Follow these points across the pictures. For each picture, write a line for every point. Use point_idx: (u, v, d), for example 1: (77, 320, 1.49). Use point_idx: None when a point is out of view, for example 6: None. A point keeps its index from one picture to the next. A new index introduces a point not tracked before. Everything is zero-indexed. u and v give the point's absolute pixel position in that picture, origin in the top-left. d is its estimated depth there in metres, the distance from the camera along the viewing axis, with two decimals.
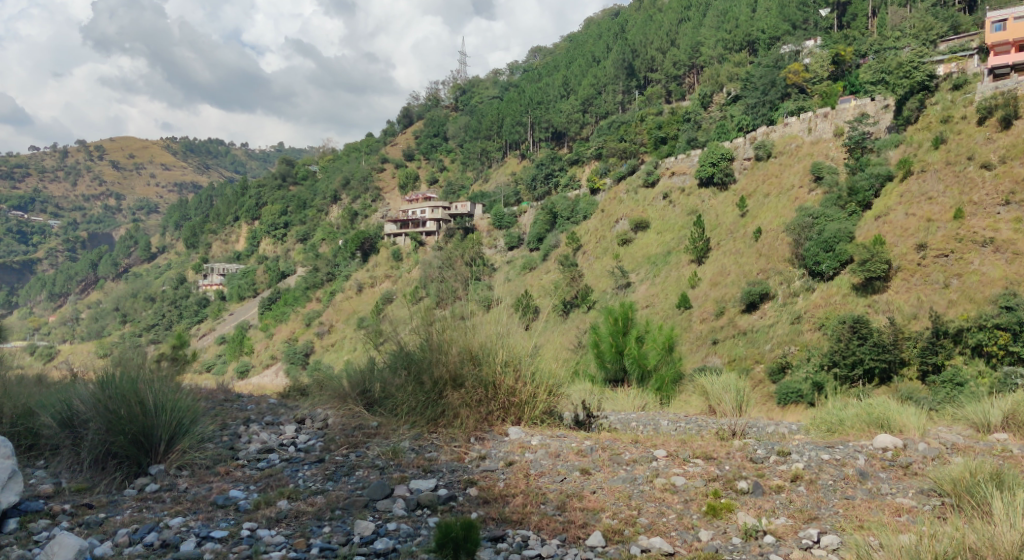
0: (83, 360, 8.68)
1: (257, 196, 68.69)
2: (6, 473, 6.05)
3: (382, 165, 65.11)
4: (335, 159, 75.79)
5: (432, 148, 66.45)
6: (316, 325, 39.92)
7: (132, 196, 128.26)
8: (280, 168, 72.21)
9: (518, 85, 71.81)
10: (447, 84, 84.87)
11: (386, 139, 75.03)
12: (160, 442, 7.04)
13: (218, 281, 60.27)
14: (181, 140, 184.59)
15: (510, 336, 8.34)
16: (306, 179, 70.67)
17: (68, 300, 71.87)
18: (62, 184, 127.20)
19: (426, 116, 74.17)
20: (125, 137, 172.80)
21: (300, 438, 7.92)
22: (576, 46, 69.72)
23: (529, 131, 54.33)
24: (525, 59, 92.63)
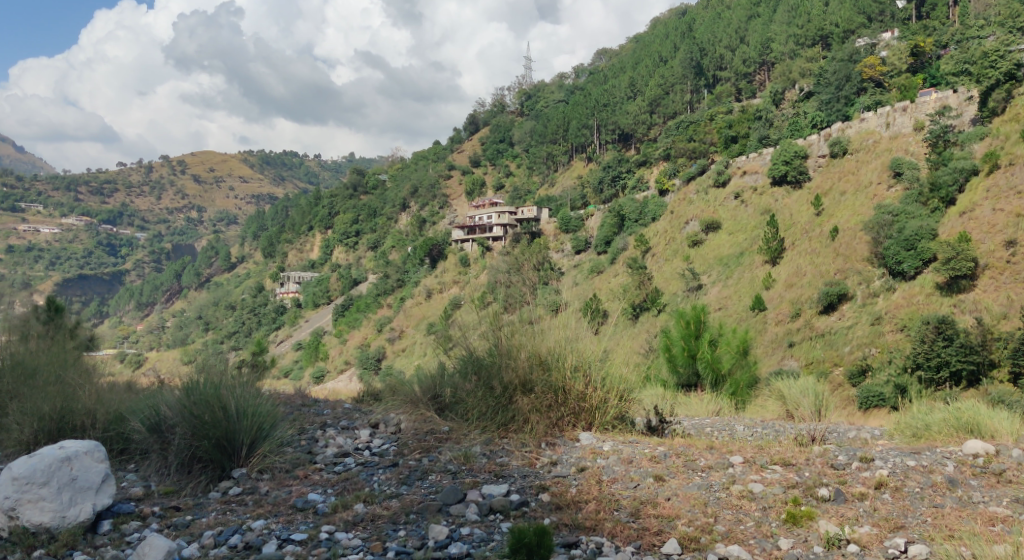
0: (170, 368, 9.03)
1: (330, 206, 70.36)
2: (101, 476, 6.26)
3: (449, 173, 65.86)
4: (404, 167, 76.95)
5: (498, 154, 66.80)
6: (388, 330, 40.64)
7: (212, 208, 133.35)
8: (351, 178, 73.89)
9: (584, 87, 71.52)
10: (513, 90, 85.20)
11: (453, 147, 75.77)
12: (242, 447, 7.25)
13: (295, 289, 61.92)
14: (257, 154, 190.82)
15: (580, 341, 8.28)
16: (376, 188, 71.99)
17: (156, 309, 75.25)
18: (148, 199, 133.12)
19: (493, 122, 74.60)
20: (204, 153, 179.63)
21: (374, 442, 8.04)
22: (643, 47, 69.04)
23: (595, 133, 54.12)
24: (590, 62, 92.21)
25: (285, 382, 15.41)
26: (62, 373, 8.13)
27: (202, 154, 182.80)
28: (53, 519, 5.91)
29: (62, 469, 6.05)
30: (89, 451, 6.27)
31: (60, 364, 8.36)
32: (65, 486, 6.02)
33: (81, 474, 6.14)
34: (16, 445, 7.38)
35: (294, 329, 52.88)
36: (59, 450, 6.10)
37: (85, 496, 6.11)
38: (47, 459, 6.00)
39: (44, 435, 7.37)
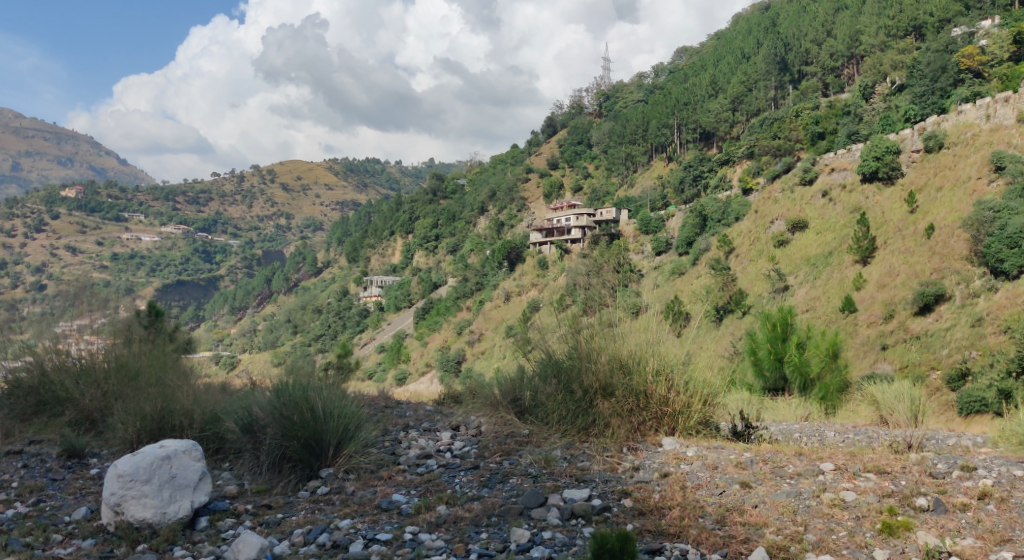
0: (261, 369, 9.34)
1: (411, 211, 71.64)
2: (198, 474, 6.47)
3: (527, 176, 65.98)
4: (482, 171, 77.48)
5: (576, 156, 66.47)
6: (468, 333, 41.09)
7: (300, 215, 137.63)
8: (431, 184, 75.01)
9: (664, 87, 70.32)
10: (591, 91, 84.77)
11: (531, 150, 75.97)
12: (329, 447, 7.43)
13: (377, 293, 63.25)
14: (340, 161, 195.95)
15: (662, 344, 8.13)
16: (455, 193, 72.74)
17: (247, 313, 78.38)
18: (239, 208, 138.74)
19: (571, 124, 74.43)
20: (290, 162, 185.83)
21: (456, 444, 8.12)
22: (725, 44, 67.57)
23: (675, 132, 53.38)
24: (670, 61, 90.82)
25: (373, 384, 15.77)
26: (163, 375, 8.51)
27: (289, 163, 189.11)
28: (155, 515, 6.16)
29: (162, 467, 6.29)
30: (187, 450, 6.47)
31: (161, 366, 8.77)
32: (165, 484, 6.26)
33: (179, 471, 6.35)
34: (122, 443, 7.79)
35: (376, 332, 54.06)
36: (160, 449, 6.34)
37: (184, 493, 6.33)
38: (148, 458, 6.23)
39: (147, 434, 7.74)
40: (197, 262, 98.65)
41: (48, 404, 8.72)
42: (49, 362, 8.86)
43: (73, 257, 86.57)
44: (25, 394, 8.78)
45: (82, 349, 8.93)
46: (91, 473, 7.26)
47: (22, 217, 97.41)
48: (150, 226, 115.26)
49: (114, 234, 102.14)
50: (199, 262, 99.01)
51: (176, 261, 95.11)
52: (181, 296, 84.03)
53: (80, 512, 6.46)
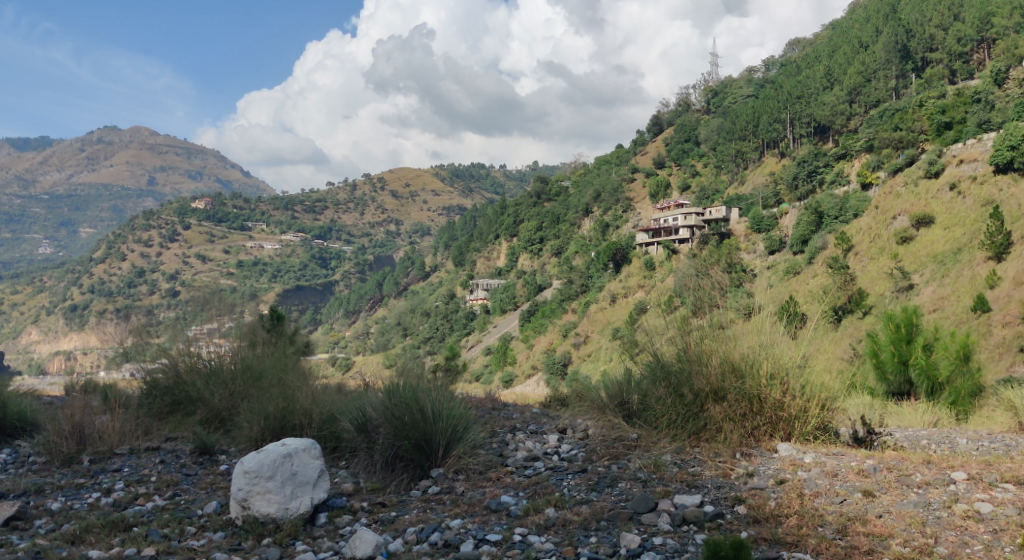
0: (373, 372, 9.65)
1: (516, 214, 72.14)
2: (317, 472, 6.73)
3: (632, 176, 65.19)
4: (586, 172, 77.02)
5: (683, 154, 65.06)
6: (574, 335, 41.04)
7: (408, 221, 141.01)
8: (535, 187, 75.43)
9: (775, 80, 67.78)
10: (699, 88, 82.87)
11: (637, 150, 75.15)
12: (439, 448, 7.57)
13: (482, 295, 63.97)
14: (446, 168, 199.60)
15: (776, 346, 7.83)
16: (559, 195, 72.65)
17: (360, 316, 81.20)
18: (352, 216, 143.99)
19: (677, 122, 73.03)
20: (398, 170, 190.86)
21: (563, 447, 8.09)
22: (841, 33, 64.59)
23: (788, 127, 51.80)
24: (782, 53, 87.52)
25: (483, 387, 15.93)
26: (284, 377, 8.91)
27: (397, 171, 194.27)
28: (278, 510, 6.45)
29: (285, 465, 6.57)
30: (306, 448, 6.73)
31: (282, 368, 9.20)
32: (287, 480, 6.54)
33: (300, 469, 6.62)
34: (247, 441, 8.22)
35: (483, 335, 54.79)
36: (282, 447, 6.62)
37: (305, 490, 6.60)
38: (272, 456, 6.54)
39: (270, 432, 8.12)
40: (313, 268, 103.04)
41: (182, 403, 9.30)
42: (182, 363, 9.44)
43: (202, 265, 92.45)
44: (161, 394, 9.39)
45: (212, 352, 9.48)
46: (220, 469, 7.68)
47: (156, 228, 104.85)
48: (271, 234, 121.58)
49: (238, 242, 108.42)
50: (315, 268, 103.36)
51: (294, 266, 99.72)
52: (299, 301, 88.12)
53: (211, 506, 6.83)
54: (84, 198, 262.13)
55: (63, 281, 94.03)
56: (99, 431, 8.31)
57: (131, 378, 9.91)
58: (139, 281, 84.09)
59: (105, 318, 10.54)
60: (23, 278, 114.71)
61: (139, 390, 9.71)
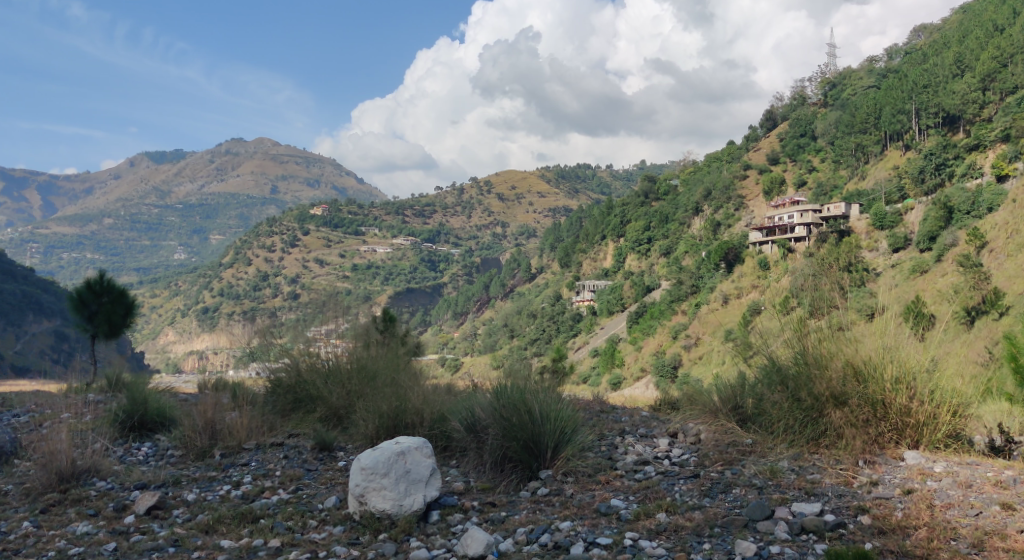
0: (482, 372, 9.80)
1: (623, 214, 71.40)
2: (429, 470, 6.88)
3: (744, 173, 63.19)
4: (695, 171, 75.24)
5: (799, 149, 62.53)
6: (684, 337, 40.28)
7: (514, 223, 141.90)
8: (643, 186, 74.46)
9: (899, 69, 64.20)
10: (815, 81, 79.52)
11: (749, 146, 73.05)
12: (547, 449, 7.55)
13: (590, 297, 63.78)
14: (552, 171, 200.03)
15: (902, 349, 7.37)
16: (668, 194, 71.28)
17: (468, 318, 82.66)
18: (460, 220, 146.81)
19: (792, 116, 70.37)
20: (505, 173, 192.71)
21: (674, 451, 7.93)
22: (973, 16, 60.49)
23: (913, 118, 49.20)
24: (907, 41, 82.71)
25: (592, 391, 15.85)
26: (398, 376, 9.17)
27: (503, 175, 196.37)
28: (393, 507, 6.62)
29: (398, 462, 6.75)
30: (419, 446, 6.90)
31: (395, 368, 9.46)
32: (401, 478, 6.71)
33: (413, 467, 6.79)
34: (364, 439, 8.51)
35: (590, 337, 54.59)
36: (395, 445, 6.81)
37: (417, 487, 6.75)
38: (386, 453, 6.74)
39: (384, 430, 8.38)
40: (423, 270, 105.68)
41: (303, 401, 9.70)
42: (303, 363, 9.87)
43: (320, 269, 96.70)
44: (284, 392, 9.85)
45: (330, 352, 9.85)
46: (339, 465, 7.98)
47: (278, 235, 110.47)
48: (383, 238, 125.77)
49: (353, 247, 112.75)
50: (424, 271, 106.00)
51: (405, 270, 102.63)
52: (409, 303, 90.64)
53: (331, 501, 7.09)
54: (213, 207, 280.27)
55: (196, 285, 101.03)
56: (229, 427, 8.79)
57: (257, 376, 10.44)
58: (263, 285, 89.00)
59: (233, 319, 11.16)
60: (162, 282, 124.21)
61: (264, 388, 10.22)
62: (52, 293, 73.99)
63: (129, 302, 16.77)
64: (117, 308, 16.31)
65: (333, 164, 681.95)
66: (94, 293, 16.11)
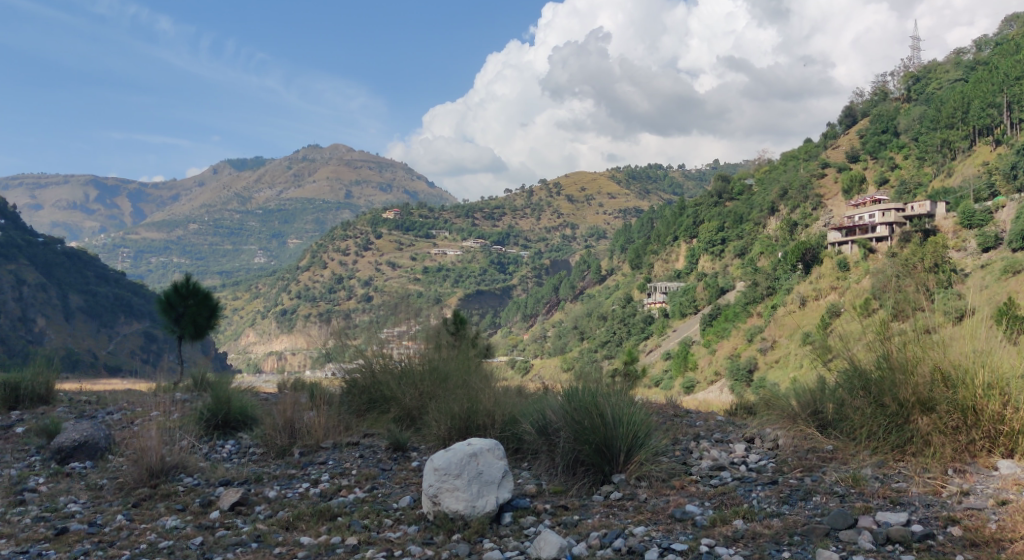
0: (552, 375, 9.78)
1: (695, 215, 70.23)
2: (501, 472, 6.90)
3: (822, 172, 61.32)
4: (771, 170, 73.38)
5: (880, 146, 60.30)
6: (759, 340, 39.38)
7: (584, 225, 141.05)
8: (716, 186, 73.05)
9: (989, 61, 61.23)
10: (898, 75, 76.47)
11: (828, 144, 70.85)
12: (620, 453, 7.45)
13: (661, 298, 62.99)
14: (623, 172, 198.12)
15: (995, 354, 6.97)
16: (742, 193, 69.67)
17: (538, 320, 82.80)
18: (529, 221, 147.02)
19: (873, 112, 67.90)
20: (574, 175, 191.88)
21: (752, 457, 7.75)
22: None
23: (1005, 112, 46.90)
24: (998, 31, 78.68)
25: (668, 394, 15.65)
26: (469, 378, 9.23)
27: (571, 176, 195.57)
28: (466, 507, 6.65)
29: (471, 464, 6.76)
30: (490, 448, 6.92)
31: (466, 370, 9.53)
32: (474, 479, 6.73)
33: (485, 468, 6.81)
34: (436, 440, 8.60)
35: (662, 340, 53.94)
36: (468, 446, 6.85)
37: (490, 489, 6.78)
38: (459, 454, 6.77)
39: (456, 432, 8.44)
40: (493, 272, 106.28)
41: (377, 402, 9.86)
42: (376, 364, 10.03)
43: (392, 271, 98.40)
44: (359, 392, 10.03)
45: (402, 353, 9.97)
46: (412, 465, 8.08)
47: (351, 240, 112.90)
48: (454, 241, 127.09)
49: (424, 250, 114.32)
50: (494, 273, 106.58)
51: (475, 273, 103.50)
52: (479, 305, 91.35)
53: (405, 501, 7.19)
54: (290, 212, 288.65)
55: (274, 288, 104.25)
56: (308, 425, 9.00)
57: (333, 377, 10.65)
58: (337, 287, 91.14)
59: (311, 321, 11.44)
60: (243, 284, 128.91)
61: (339, 388, 10.42)
62: (142, 296, 77.71)
63: (213, 304, 17.39)
64: (201, 310, 16.94)
65: (402, 168, 691.69)
66: (180, 296, 16.75)
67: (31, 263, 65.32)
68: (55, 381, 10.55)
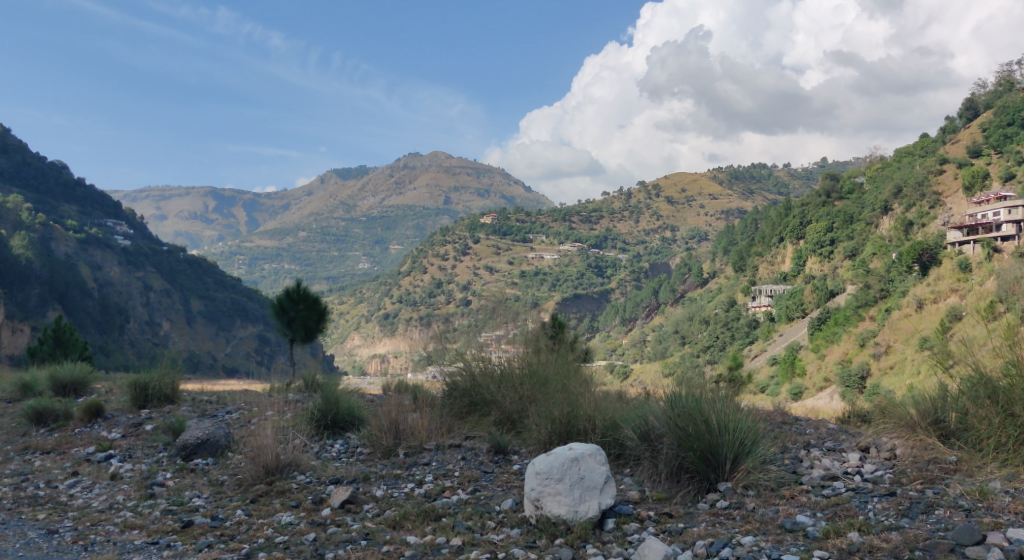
0: (653, 380, 9.63)
1: (801, 215, 67.73)
2: (603, 477, 6.82)
3: (941, 167, 57.85)
4: (884, 167, 69.80)
5: (1005, 140, 56.39)
6: (872, 345, 37.68)
7: (684, 226, 138.09)
8: (824, 184, 70.10)
9: None
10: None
11: (947, 139, 66.78)
12: (726, 461, 7.25)
13: (766, 302, 61.27)
14: (725, 171, 192.75)
15: None
16: (853, 192, 66.46)
17: (637, 324, 82.03)
18: (627, 224, 145.55)
19: (998, 103, 63.45)
20: (675, 176, 188.09)
21: (866, 467, 7.39)
22: None
23: None
24: None
25: (780, 403, 15.09)
26: (568, 383, 9.18)
27: (671, 177, 191.81)
28: (568, 512, 6.64)
29: (573, 468, 6.75)
30: (592, 453, 6.86)
31: (566, 374, 9.49)
32: (576, 484, 6.71)
33: (587, 473, 6.76)
34: (537, 443, 8.63)
35: (769, 345, 52.34)
36: (570, 451, 6.84)
37: (592, 494, 6.72)
38: (561, 458, 6.77)
39: (558, 436, 8.45)
40: (590, 276, 105.65)
41: (478, 404, 9.98)
42: (476, 367, 10.11)
43: (490, 276, 99.54)
44: (461, 395, 10.18)
45: (501, 356, 10.02)
46: (514, 468, 8.14)
47: (451, 246, 114.96)
48: (551, 245, 127.32)
49: (521, 254, 114.98)
50: (592, 277, 106.06)
51: (573, 277, 103.35)
52: (577, 309, 90.97)
53: (508, 503, 7.22)
54: (392, 219, 296.75)
55: (378, 293, 107.61)
56: (411, 427, 9.20)
57: (434, 379, 10.83)
58: (437, 292, 93.09)
59: (412, 324, 11.68)
60: (349, 290, 133.46)
61: (441, 390, 10.59)
62: (257, 300, 81.79)
63: (322, 308, 17.95)
64: (312, 314, 17.56)
65: (496, 172, 697.50)
66: (292, 301, 17.46)
67: (157, 270, 69.94)
68: (180, 382, 11.17)
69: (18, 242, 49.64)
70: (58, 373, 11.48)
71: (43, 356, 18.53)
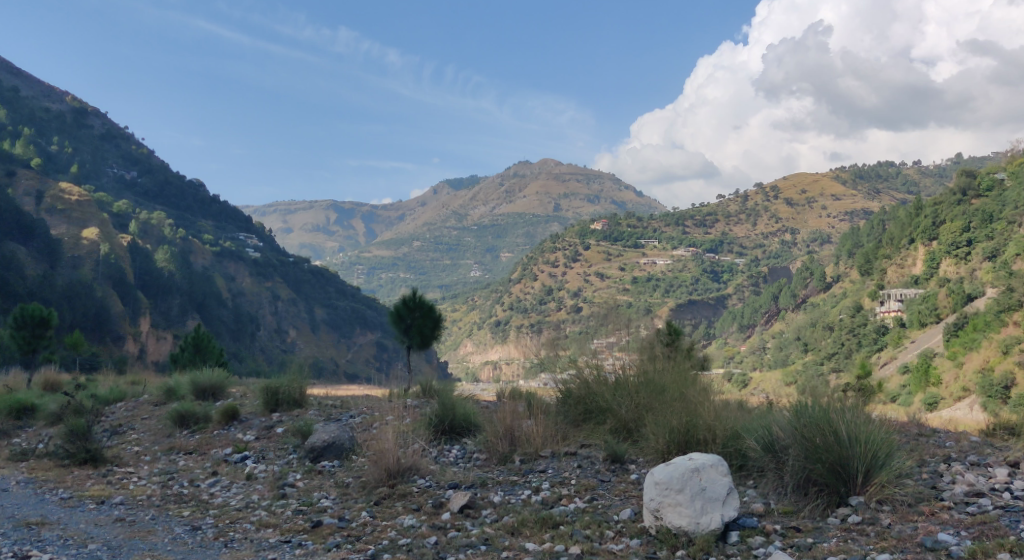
0: (775, 388, 9.30)
1: (934, 214, 63.70)
2: (726, 489, 6.59)
3: None
4: None
5: None
6: (1018, 352, 35.05)
7: (803, 228, 132.49)
8: (959, 181, 65.60)
9: None
10: None
11: None
12: (857, 474, 6.89)
13: (896, 307, 58.08)
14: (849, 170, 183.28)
15: None
16: (992, 189, 61.89)
17: (756, 332, 80.24)
18: (743, 227, 141.45)
19: None
20: (794, 175, 180.84)
21: (1016, 483, 6.86)
22: None
23: None
24: None
25: (924, 414, 14.17)
26: (685, 390, 8.96)
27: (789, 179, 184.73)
28: (690, 524, 6.46)
29: (693, 479, 6.55)
30: (714, 464, 6.64)
31: (683, 382, 9.25)
32: (697, 495, 6.51)
33: (709, 485, 6.54)
34: (655, 453, 8.45)
35: (898, 352, 49.69)
36: (690, 461, 6.64)
37: (715, 506, 6.51)
38: (680, 469, 6.59)
39: (676, 446, 8.24)
40: (705, 281, 103.24)
41: (593, 412, 9.94)
42: (589, 374, 10.06)
43: (601, 282, 99.05)
44: (575, 402, 10.16)
45: (614, 364, 9.90)
46: (631, 477, 8.03)
47: (561, 253, 115.28)
48: (663, 251, 125.48)
49: (632, 259, 113.79)
50: (707, 282, 103.69)
51: (687, 282, 101.38)
52: (691, 315, 89.35)
53: (627, 513, 7.12)
54: (503, 225, 301.19)
55: (491, 301, 109.54)
56: (527, 434, 9.23)
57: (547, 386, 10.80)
58: (547, 299, 93.51)
59: (525, 331, 11.69)
60: (462, 297, 136.58)
61: (555, 397, 10.58)
62: (373, 308, 84.52)
63: (436, 316, 18.31)
64: (427, 321, 17.95)
65: (600, 177, 694.97)
66: (409, 309, 17.92)
67: (283, 280, 73.76)
68: (307, 387, 11.66)
69: (159, 256, 53.56)
70: (199, 379, 12.24)
71: (184, 362, 19.84)
